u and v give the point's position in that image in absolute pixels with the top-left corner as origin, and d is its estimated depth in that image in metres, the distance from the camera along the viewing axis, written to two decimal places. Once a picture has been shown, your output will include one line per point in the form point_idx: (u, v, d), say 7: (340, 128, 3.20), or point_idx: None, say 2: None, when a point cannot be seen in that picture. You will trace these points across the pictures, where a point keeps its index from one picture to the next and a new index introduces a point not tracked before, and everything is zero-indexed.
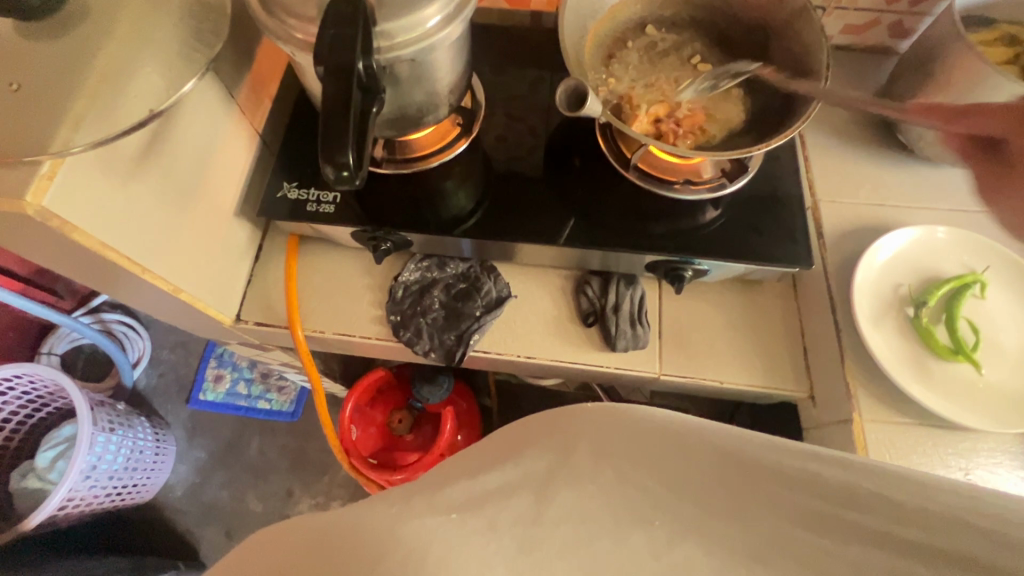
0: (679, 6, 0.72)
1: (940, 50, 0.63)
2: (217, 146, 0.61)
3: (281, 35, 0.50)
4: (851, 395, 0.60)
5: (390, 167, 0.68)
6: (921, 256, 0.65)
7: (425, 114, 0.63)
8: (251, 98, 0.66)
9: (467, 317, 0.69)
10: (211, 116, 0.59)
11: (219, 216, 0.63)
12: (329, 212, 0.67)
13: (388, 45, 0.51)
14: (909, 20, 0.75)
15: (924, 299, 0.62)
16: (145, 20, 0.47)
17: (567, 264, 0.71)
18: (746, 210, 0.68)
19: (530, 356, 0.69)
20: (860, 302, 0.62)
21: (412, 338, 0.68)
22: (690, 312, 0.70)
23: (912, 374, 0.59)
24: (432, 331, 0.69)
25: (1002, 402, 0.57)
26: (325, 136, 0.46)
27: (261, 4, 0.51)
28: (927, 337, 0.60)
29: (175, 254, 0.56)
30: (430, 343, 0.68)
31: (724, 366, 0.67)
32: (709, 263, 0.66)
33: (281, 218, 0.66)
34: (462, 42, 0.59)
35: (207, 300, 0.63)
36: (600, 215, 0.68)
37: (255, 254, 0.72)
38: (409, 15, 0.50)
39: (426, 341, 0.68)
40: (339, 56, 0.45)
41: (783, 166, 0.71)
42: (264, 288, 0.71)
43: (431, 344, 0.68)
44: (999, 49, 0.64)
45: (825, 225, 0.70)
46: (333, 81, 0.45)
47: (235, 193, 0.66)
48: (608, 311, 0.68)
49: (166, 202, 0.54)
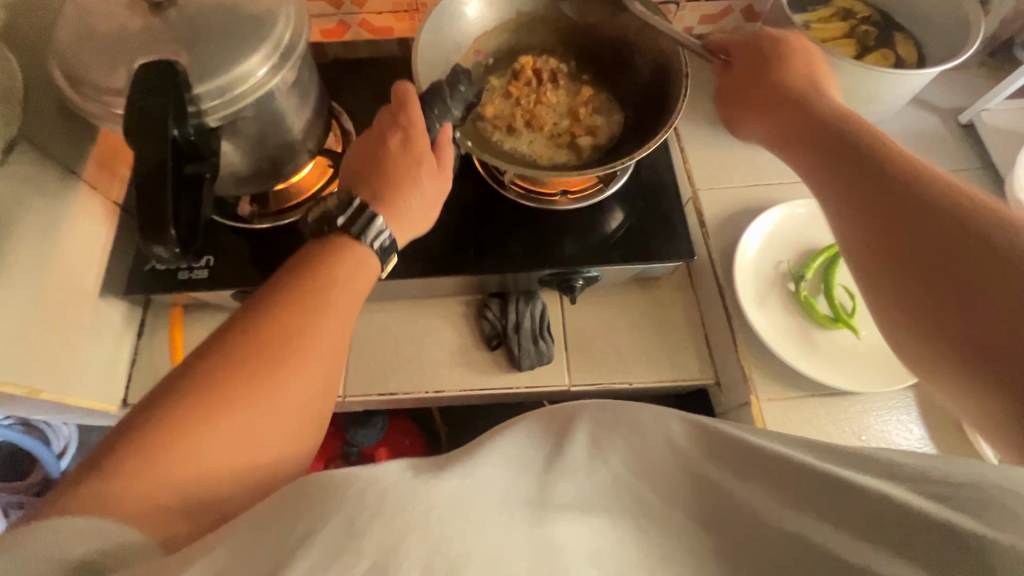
0: (545, 32, 0.74)
1: (776, 33, 0.65)
2: (64, 229, 0.58)
3: (97, 112, 0.48)
4: (748, 378, 0.62)
5: (263, 222, 0.66)
6: (794, 231, 0.68)
7: (283, 162, 0.61)
8: (100, 172, 0.63)
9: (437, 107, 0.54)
10: (46, 202, 0.56)
11: (79, 303, 0.60)
12: (204, 278, 0.64)
13: (220, 102, 0.48)
14: (757, 4, 0.78)
15: (801, 273, 0.65)
16: None
17: (464, 290, 0.70)
18: (632, 208, 0.69)
19: (437, 390, 0.67)
20: (745, 285, 0.65)
21: (351, 173, 0.53)
22: (593, 317, 0.70)
23: (798, 348, 0.62)
24: (319, 267, 0.46)
25: (881, 362, 0.61)
26: (142, 216, 0.43)
27: (70, 84, 0.48)
28: (809, 310, 0.63)
29: (26, 353, 0.53)
30: (297, 266, 0.46)
31: (632, 367, 0.67)
32: (599, 270, 0.66)
33: (151, 292, 0.63)
34: (306, 84, 0.58)
35: (78, 393, 0.59)
36: (490, 236, 0.68)
37: (137, 332, 0.68)
38: (234, 70, 0.48)
39: (320, 240, 0.48)
40: (148, 126, 0.43)
41: (661, 162, 0.72)
42: (150, 366, 0.66)
43: (277, 293, 0.43)
44: (835, 24, 0.69)
45: (707, 213, 0.71)
46: (145, 153, 0.43)
47: (98, 272, 0.63)
48: (509, 331, 0.67)
49: (1, 301, 0.51)
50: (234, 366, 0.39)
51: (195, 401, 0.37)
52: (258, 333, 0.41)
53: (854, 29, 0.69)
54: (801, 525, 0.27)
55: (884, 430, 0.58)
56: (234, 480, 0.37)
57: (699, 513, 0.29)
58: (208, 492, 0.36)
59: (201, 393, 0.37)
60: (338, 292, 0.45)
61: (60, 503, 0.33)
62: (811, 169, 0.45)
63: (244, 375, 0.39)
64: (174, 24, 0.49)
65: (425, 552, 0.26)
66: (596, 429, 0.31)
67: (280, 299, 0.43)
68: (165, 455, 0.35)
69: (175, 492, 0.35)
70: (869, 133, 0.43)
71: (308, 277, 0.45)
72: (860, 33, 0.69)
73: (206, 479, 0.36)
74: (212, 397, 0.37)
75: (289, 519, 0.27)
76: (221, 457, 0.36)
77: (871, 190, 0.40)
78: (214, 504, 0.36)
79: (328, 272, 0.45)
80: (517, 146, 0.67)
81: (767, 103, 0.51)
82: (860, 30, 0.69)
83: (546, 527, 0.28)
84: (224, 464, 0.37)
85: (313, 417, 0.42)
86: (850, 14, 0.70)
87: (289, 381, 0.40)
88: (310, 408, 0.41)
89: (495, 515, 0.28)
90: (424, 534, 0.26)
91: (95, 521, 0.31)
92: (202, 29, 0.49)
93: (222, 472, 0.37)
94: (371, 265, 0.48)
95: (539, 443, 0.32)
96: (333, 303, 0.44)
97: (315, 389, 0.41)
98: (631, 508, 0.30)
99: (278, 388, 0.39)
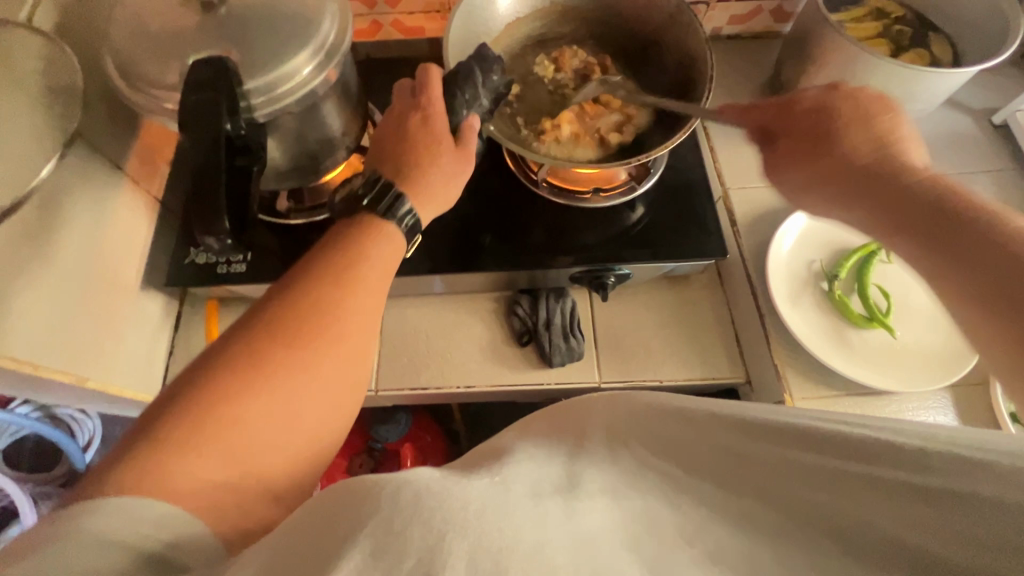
0: (575, 31, 0.75)
1: (810, 32, 0.66)
2: (109, 221, 0.59)
3: (148, 106, 0.49)
4: (781, 377, 0.62)
5: (300, 218, 0.67)
6: (826, 231, 0.68)
7: (322, 158, 0.62)
8: (142, 167, 0.64)
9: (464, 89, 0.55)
10: (93, 195, 0.57)
11: (121, 295, 0.61)
12: (242, 272, 0.65)
13: (267, 98, 0.49)
14: (787, 5, 0.79)
15: (835, 272, 0.65)
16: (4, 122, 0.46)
17: (494, 286, 0.71)
18: (664, 206, 0.69)
19: (468, 385, 0.68)
20: (778, 284, 0.65)
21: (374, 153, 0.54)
22: (623, 315, 0.70)
23: (832, 347, 0.62)
24: (351, 247, 0.46)
25: (917, 362, 0.60)
26: (195, 207, 0.44)
27: (124, 80, 0.50)
28: (843, 309, 0.63)
29: (74, 342, 0.54)
30: (329, 247, 0.46)
31: (662, 365, 0.67)
32: (630, 267, 0.66)
33: (190, 285, 0.64)
34: (345, 81, 0.59)
35: (120, 382, 0.60)
36: (522, 233, 0.68)
37: (175, 324, 0.69)
38: (281, 66, 0.49)
39: (349, 218, 0.49)
40: (202, 119, 0.44)
41: (691, 160, 0.72)
42: (187, 358, 0.67)
43: (310, 272, 0.44)
44: (868, 24, 0.69)
45: (737, 212, 0.72)
46: (198, 145, 0.44)
47: (139, 265, 0.64)
48: (540, 328, 0.67)
49: (52, 290, 0.52)
50: (274, 344, 0.39)
51: (238, 379, 0.37)
52: (293, 312, 0.41)
53: (887, 29, 0.69)
54: (870, 519, 0.26)
55: None
56: (282, 454, 0.38)
57: (758, 506, 0.28)
58: (256, 466, 0.36)
59: (243, 371, 0.37)
60: (371, 271, 0.45)
61: (100, 483, 0.32)
62: (861, 209, 0.44)
63: (284, 353, 0.39)
64: (224, 21, 0.50)
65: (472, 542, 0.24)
66: (612, 431, 0.32)
67: (313, 277, 0.43)
68: (212, 430, 0.35)
69: (226, 468, 0.35)
70: (932, 184, 0.41)
71: (340, 257, 0.45)
72: (893, 33, 0.69)
73: (258, 454, 0.36)
74: (255, 375, 0.37)
75: (335, 503, 0.27)
76: (266, 432, 0.37)
77: (933, 225, 0.39)
78: (262, 478, 0.36)
79: (360, 251, 0.46)
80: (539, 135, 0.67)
81: (806, 150, 0.49)
82: (893, 31, 0.69)
83: (582, 526, 0.27)
84: (272, 443, 0.37)
85: (349, 394, 0.42)
86: (883, 14, 0.70)
87: (328, 358, 0.40)
88: (347, 384, 0.42)
89: (529, 507, 0.26)
90: (469, 526, 0.24)
91: (149, 499, 0.31)
92: (251, 26, 0.50)
93: (270, 450, 0.37)
94: (396, 239, 0.48)
95: (553, 452, 0.31)
96: (366, 281, 0.44)
97: (351, 365, 0.42)
98: (684, 504, 0.29)
99: (316, 365, 0.40)
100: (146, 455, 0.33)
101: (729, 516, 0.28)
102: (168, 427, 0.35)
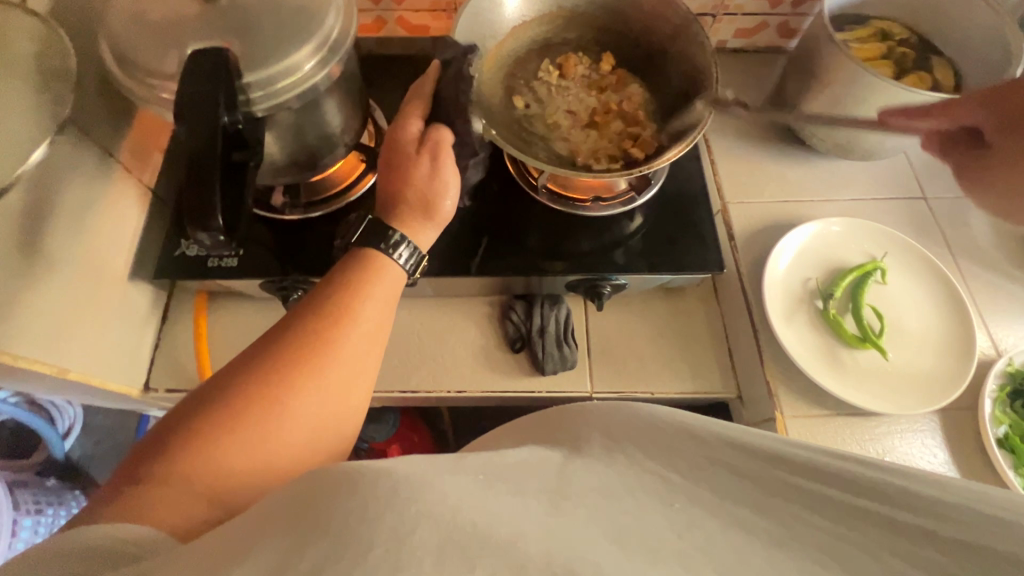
0: (583, 36, 0.74)
1: (816, 49, 0.66)
2: (99, 209, 0.58)
3: (144, 95, 0.48)
4: (772, 393, 0.62)
5: (294, 214, 0.66)
6: (823, 249, 0.68)
7: (321, 156, 0.61)
8: (135, 155, 0.63)
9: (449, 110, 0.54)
10: (83, 182, 0.56)
11: (108, 285, 0.59)
12: (233, 266, 0.64)
13: (265, 92, 0.48)
14: (793, 21, 0.79)
15: (830, 291, 0.65)
16: None
17: (489, 291, 0.70)
18: (662, 216, 0.69)
19: (459, 390, 0.67)
20: (773, 301, 0.65)
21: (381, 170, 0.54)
22: (617, 325, 0.70)
23: (825, 366, 0.62)
24: (348, 272, 0.46)
25: (907, 384, 0.60)
26: (188, 201, 0.43)
27: (119, 66, 0.48)
28: (836, 328, 0.63)
29: (57, 332, 0.53)
30: (327, 275, 0.47)
31: (654, 377, 0.66)
32: (627, 277, 0.66)
33: (179, 276, 0.63)
34: (348, 78, 0.58)
35: (103, 375, 0.58)
36: (519, 239, 0.68)
37: (162, 316, 0.67)
38: (282, 60, 0.48)
39: (350, 251, 0.49)
40: (198, 111, 0.43)
41: (692, 172, 0.72)
42: (172, 351, 0.66)
43: (306, 302, 0.44)
44: (873, 45, 0.69)
45: (736, 227, 0.72)
46: (193, 137, 0.43)
47: (129, 254, 0.63)
48: (534, 335, 0.67)
49: (35, 277, 0.51)
50: (261, 372, 0.39)
51: (224, 406, 0.38)
52: (284, 344, 0.41)
53: (891, 50, 0.69)
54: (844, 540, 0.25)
55: (908, 453, 0.58)
56: (263, 486, 0.37)
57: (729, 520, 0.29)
58: (236, 494, 0.36)
59: (229, 398, 0.38)
60: (366, 298, 0.45)
61: (93, 515, 0.33)
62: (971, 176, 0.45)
63: (271, 381, 0.39)
64: (224, 11, 0.49)
65: (444, 527, 0.25)
66: None
67: (309, 307, 0.43)
68: (197, 462, 0.36)
69: (206, 497, 0.35)
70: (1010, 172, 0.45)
71: (334, 285, 0.45)
72: (896, 55, 0.69)
73: (236, 482, 0.36)
74: (241, 406, 0.38)
75: (321, 500, 0.26)
76: (250, 465, 0.37)
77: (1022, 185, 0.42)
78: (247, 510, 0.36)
79: (357, 281, 0.45)
80: (538, 144, 0.66)
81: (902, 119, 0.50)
82: (896, 52, 0.69)
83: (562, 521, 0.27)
84: (252, 474, 0.37)
85: (341, 423, 0.41)
86: (888, 34, 0.70)
87: (314, 387, 0.40)
88: (337, 413, 0.41)
89: (508, 503, 0.27)
90: (438, 515, 0.25)
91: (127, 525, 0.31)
92: (252, 18, 0.49)
93: (248, 481, 0.36)
94: (395, 275, 0.48)
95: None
96: (360, 309, 0.44)
97: (343, 398, 0.41)
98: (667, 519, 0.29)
99: (302, 393, 0.39)
100: (135, 483, 0.35)
101: (715, 513, 0.27)
102: (156, 462, 0.36)
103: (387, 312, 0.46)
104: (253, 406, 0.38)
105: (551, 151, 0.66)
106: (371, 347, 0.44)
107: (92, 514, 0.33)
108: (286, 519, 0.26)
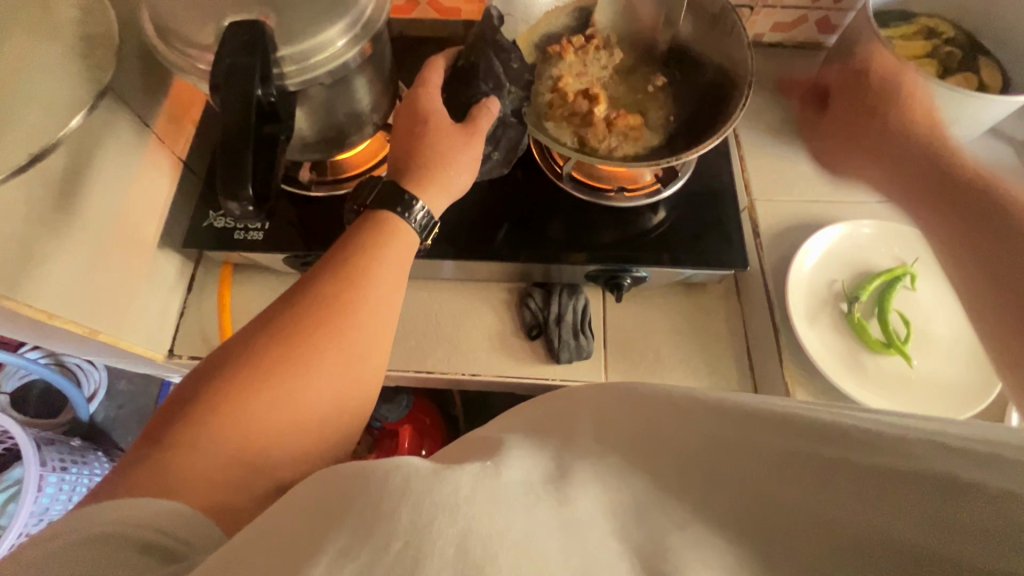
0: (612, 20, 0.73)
1: (855, 45, 0.64)
2: (132, 176, 0.60)
3: (181, 65, 0.49)
4: (790, 394, 0.61)
5: (320, 190, 0.66)
6: (851, 251, 0.67)
7: (349, 133, 0.61)
8: (169, 126, 0.64)
9: (486, 80, 0.55)
10: (118, 149, 0.58)
11: (139, 253, 0.61)
12: (258, 239, 0.65)
13: (299, 67, 0.49)
14: (834, 17, 0.77)
15: (856, 294, 0.64)
16: (37, 68, 0.46)
17: (508, 277, 0.70)
18: (686, 210, 0.68)
19: (474, 373, 0.67)
20: (796, 301, 0.64)
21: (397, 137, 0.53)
22: (636, 318, 0.69)
23: (845, 371, 0.61)
24: (364, 242, 0.46)
25: (930, 392, 0.59)
26: (221, 171, 0.44)
27: (158, 36, 0.49)
28: (860, 331, 0.62)
29: (89, 294, 0.55)
30: (340, 244, 0.46)
31: (668, 371, 0.66)
32: (648, 269, 0.65)
33: (206, 246, 0.64)
34: (379, 57, 0.58)
35: (131, 338, 0.60)
36: (540, 226, 0.68)
37: (188, 285, 0.69)
38: (315, 36, 0.49)
39: (360, 219, 0.49)
40: (234, 84, 0.44)
41: (719, 167, 0.71)
42: (197, 320, 0.68)
43: (321, 269, 0.44)
44: (918, 43, 0.67)
45: (762, 225, 0.70)
46: (228, 109, 0.44)
47: (159, 222, 0.64)
48: (551, 322, 0.67)
49: (71, 240, 0.52)
50: (280, 340, 0.40)
51: (244, 372, 0.39)
52: (302, 310, 0.42)
53: (936, 49, 0.67)
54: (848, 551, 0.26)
55: None
56: (286, 448, 0.39)
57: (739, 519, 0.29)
58: (262, 457, 0.38)
59: (244, 368, 0.39)
60: (380, 264, 0.45)
61: (117, 483, 0.34)
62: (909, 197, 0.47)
63: (289, 346, 0.40)
64: None
65: (462, 529, 0.25)
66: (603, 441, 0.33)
67: (325, 273, 0.44)
68: (221, 428, 0.36)
69: (232, 462, 0.36)
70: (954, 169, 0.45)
71: (351, 250, 0.45)
72: (942, 54, 0.66)
73: (260, 446, 0.37)
74: (261, 371, 0.39)
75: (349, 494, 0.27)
76: (272, 428, 0.38)
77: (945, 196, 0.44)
78: (272, 472, 0.38)
79: (373, 247, 0.46)
80: (559, 127, 0.66)
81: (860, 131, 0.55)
82: (942, 51, 0.66)
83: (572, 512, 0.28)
84: (275, 438, 0.38)
85: (358, 387, 0.42)
86: (935, 33, 0.68)
87: (332, 353, 0.41)
88: (350, 381, 0.41)
89: (520, 498, 0.28)
90: (455, 519, 0.26)
91: (155, 496, 0.32)
92: None
93: (272, 444, 0.38)
94: (411, 240, 0.48)
95: None
96: (378, 277, 0.44)
97: (360, 363, 0.42)
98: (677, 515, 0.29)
99: (320, 360, 0.40)
100: (153, 455, 0.35)
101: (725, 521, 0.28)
102: (178, 427, 0.36)
103: (402, 278, 0.46)
104: (272, 371, 0.39)
105: (573, 135, 0.65)
106: (386, 314, 0.44)
107: (120, 478, 0.34)
108: (312, 522, 0.27)
